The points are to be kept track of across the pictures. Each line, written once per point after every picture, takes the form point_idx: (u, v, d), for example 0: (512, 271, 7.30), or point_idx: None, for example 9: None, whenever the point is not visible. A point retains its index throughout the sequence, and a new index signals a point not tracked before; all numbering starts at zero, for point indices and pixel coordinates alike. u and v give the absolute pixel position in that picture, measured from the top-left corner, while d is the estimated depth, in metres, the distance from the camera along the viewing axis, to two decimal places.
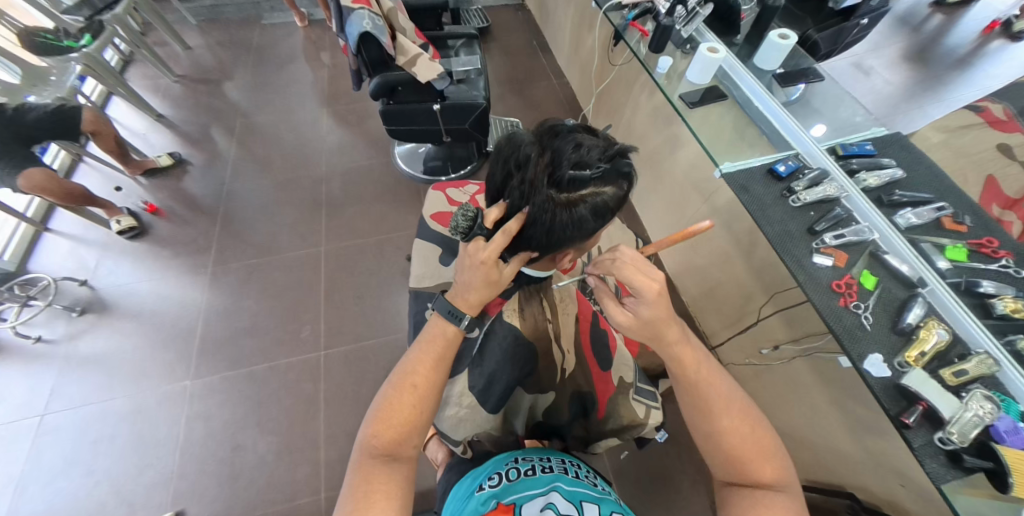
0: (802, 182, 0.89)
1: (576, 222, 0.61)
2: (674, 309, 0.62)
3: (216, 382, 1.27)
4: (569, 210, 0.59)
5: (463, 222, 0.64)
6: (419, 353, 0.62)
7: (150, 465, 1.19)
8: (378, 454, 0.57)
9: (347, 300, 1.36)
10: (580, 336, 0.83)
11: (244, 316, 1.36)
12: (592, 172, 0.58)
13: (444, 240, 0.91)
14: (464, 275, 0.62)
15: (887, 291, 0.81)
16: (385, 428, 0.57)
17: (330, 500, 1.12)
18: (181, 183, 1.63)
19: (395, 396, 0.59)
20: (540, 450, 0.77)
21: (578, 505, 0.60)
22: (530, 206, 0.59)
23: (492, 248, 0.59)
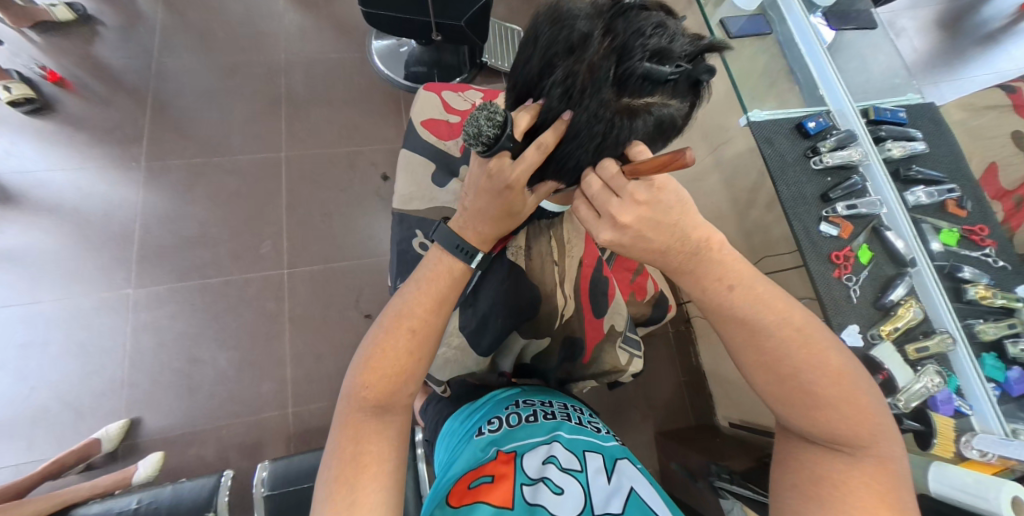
0: (828, 142, 0.86)
1: (635, 139, 0.47)
2: (652, 242, 0.47)
3: (163, 293, 1.16)
4: (632, 121, 0.44)
5: (489, 130, 0.45)
6: (418, 292, 0.55)
7: (93, 373, 1.11)
8: (365, 407, 0.52)
9: (314, 215, 1.24)
10: (581, 281, 0.81)
11: (190, 222, 1.21)
12: (670, 70, 0.44)
13: (440, 156, 0.79)
14: (478, 202, 0.53)
15: (879, 268, 0.83)
16: (375, 379, 0.52)
17: (297, 416, 1.12)
18: (90, 47, 1.32)
19: (387, 342, 0.53)
20: (540, 392, 0.77)
21: (581, 456, 0.60)
22: (581, 110, 0.43)
23: (522, 169, 0.45)
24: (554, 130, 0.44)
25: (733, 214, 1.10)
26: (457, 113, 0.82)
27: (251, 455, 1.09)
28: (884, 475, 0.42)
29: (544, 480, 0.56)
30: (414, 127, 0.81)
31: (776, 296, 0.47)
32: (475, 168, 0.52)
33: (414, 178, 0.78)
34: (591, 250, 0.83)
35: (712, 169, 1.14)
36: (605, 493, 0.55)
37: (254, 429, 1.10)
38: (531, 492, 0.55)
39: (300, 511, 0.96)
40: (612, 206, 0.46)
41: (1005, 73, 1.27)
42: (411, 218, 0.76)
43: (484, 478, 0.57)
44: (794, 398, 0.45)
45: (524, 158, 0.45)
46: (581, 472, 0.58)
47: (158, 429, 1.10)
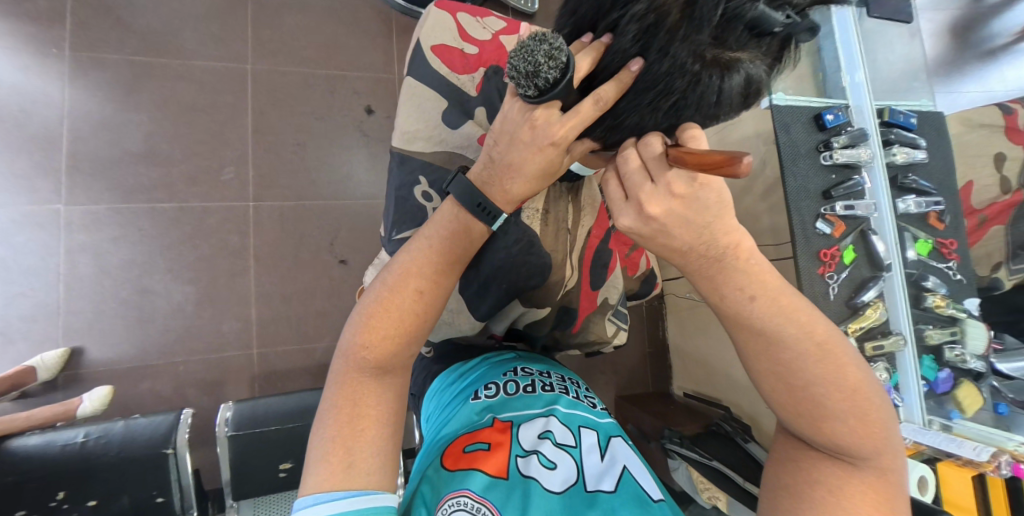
0: (841, 139, 0.88)
1: (715, 99, 0.37)
2: (681, 238, 0.44)
3: (104, 213, 1.02)
4: (723, 78, 0.35)
5: (547, 73, 0.35)
6: (427, 248, 0.49)
7: (22, 294, 0.99)
8: (363, 367, 0.48)
9: (285, 143, 1.11)
10: (586, 252, 0.77)
11: (134, 133, 1.04)
12: (787, 15, 0.33)
13: (451, 91, 0.66)
14: (511, 157, 0.44)
15: (857, 270, 0.88)
16: (376, 339, 0.48)
17: (262, 357, 1.07)
18: None
19: (391, 299, 0.48)
20: (537, 360, 0.78)
21: (576, 432, 0.61)
22: (661, 57, 0.34)
23: (571, 125, 0.39)
24: (617, 84, 0.36)
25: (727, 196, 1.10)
26: (473, 42, 0.69)
27: (211, 392, 1.05)
28: (882, 484, 0.46)
29: (537, 454, 0.57)
30: (422, 52, 0.67)
31: (801, 310, 0.47)
32: (515, 115, 0.42)
33: (420, 113, 0.66)
34: (601, 222, 0.80)
35: None
36: (597, 470, 0.57)
37: (214, 367, 1.05)
38: (524, 465, 0.56)
39: (264, 454, 0.94)
40: (642, 192, 0.41)
41: (994, 94, 1.32)
42: (413, 161, 0.66)
43: (479, 445, 0.57)
44: (804, 408, 0.47)
45: (576, 111, 0.38)
46: (575, 448, 0.59)
47: (105, 359, 1.01)
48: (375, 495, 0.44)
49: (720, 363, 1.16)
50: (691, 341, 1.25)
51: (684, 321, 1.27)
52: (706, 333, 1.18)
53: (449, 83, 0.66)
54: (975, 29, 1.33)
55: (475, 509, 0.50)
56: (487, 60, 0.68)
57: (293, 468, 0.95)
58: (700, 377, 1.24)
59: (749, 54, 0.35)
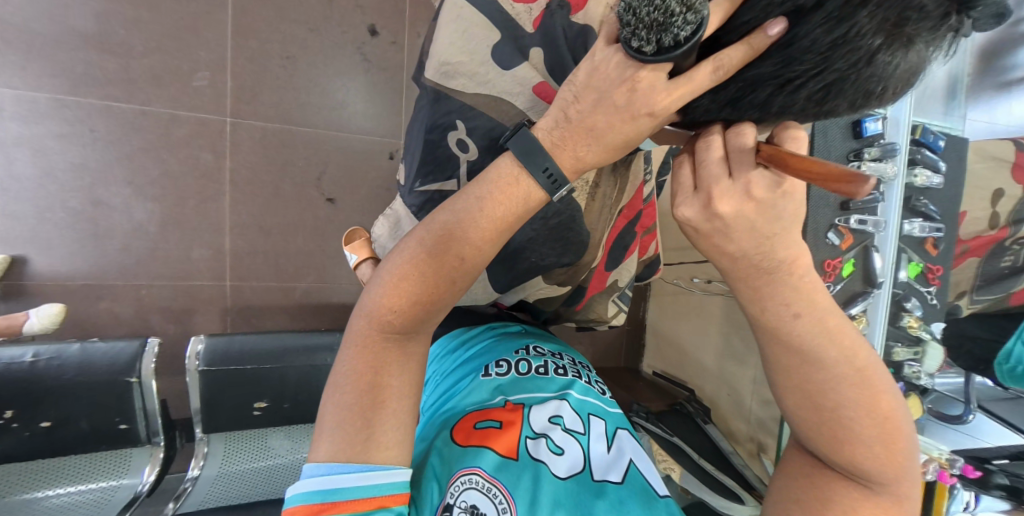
0: (875, 150, 0.85)
1: (873, 85, 0.29)
2: (743, 241, 0.37)
3: (45, 104, 0.86)
4: (896, 58, 0.27)
5: (678, 23, 0.27)
6: (476, 200, 0.38)
7: None
8: (387, 336, 0.41)
9: (271, 51, 0.95)
10: (611, 233, 0.72)
11: (81, 6, 0.85)
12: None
13: (502, 33, 0.51)
14: (593, 120, 0.34)
15: (850, 283, 0.91)
16: (402, 303, 0.40)
17: (235, 291, 1.00)
18: None
19: (424, 262, 0.39)
20: (548, 341, 0.73)
21: (586, 419, 0.58)
22: (834, 24, 0.26)
23: (677, 95, 0.32)
24: (745, 50, 0.29)
25: None
26: None
27: (177, 320, 0.98)
28: (893, 508, 0.46)
29: (547, 438, 0.54)
30: None
31: (845, 330, 0.43)
32: (610, 68, 0.32)
33: (464, 43, 0.51)
34: (635, 203, 0.74)
35: None
36: (603, 461, 0.54)
37: (183, 295, 0.98)
38: (533, 448, 0.53)
39: (237, 394, 0.90)
40: (716, 186, 0.34)
41: (995, 127, 1.32)
42: (452, 101, 0.53)
43: (490, 423, 0.55)
44: (827, 428, 0.45)
45: (689, 78, 0.31)
46: (583, 435, 0.56)
47: (52, 272, 0.91)
48: (393, 469, 0.41)
49: (697, 349, 1.21)
50: (670, 324, 1.29)
51: (668, 304, 1.30)
52: (690, 320, 1.22)
53: (501, 11, 0.50)
54: (1001, 54, 1.28)
55: (486, 489, 0.49)
56: None
57: (268, 407, 0.93)
58: (671, 357, 1.31)
59: (936, 34, 0.27)
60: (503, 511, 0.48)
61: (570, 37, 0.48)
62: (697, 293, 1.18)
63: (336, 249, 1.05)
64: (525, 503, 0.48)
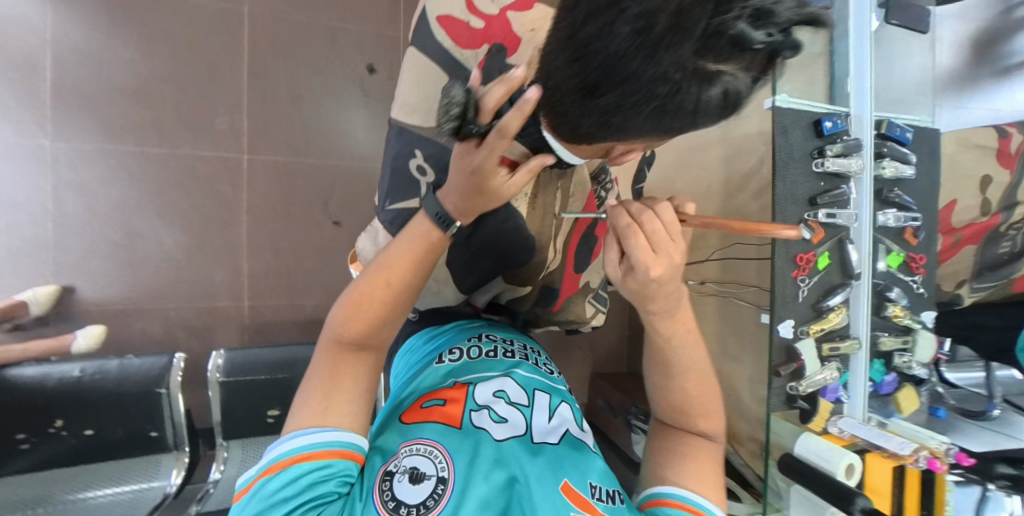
0: (836, 147, 0.89)
1: (693, 112, 0.33)
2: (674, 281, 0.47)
3: (90, 152, 1.00)
4: (701, 91, 0.32)
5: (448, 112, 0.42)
6: (400, 245, 0.47)
7: (11, 228, 0.98)
8: (349, 351, 0.47)
9: (279, 94, 1.08)
10: (573, 235, 0.78)
11: (121, 69, 1.00)
12: (764, 37, 0.30)
13: (449, 69, 0.59)
14: (454, 178, 0.45)
15: (828, 275, 0.94)
16: (355, 320, 0.46)
17: (252, 309, 1.10)
18: None
19: (366, 291, 0.47)
20: (504, 329, 0.77)
21: (530, 393, 0.62)
22: (644, 61, 0.30)
23: (485, 156, 0.41)
24: (518, 114, 0.37)
25: (721, 195, 1.13)
26: (480, 14, 0.59)
27: (201, 338, 1.08)
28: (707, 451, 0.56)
29: (489, 408, 0.58)
30: (426, 20, 0.61)
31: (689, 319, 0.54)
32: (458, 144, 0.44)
33: (425, 74, 0.60)
34: (592, 208, 0.78)
35: (715, 143, 1.11)
36: (544, 427, 0.58)
37: (205, 314, 1.08)
38: (476, 418, 0.56)
39: (252, 400, 0.99)
40: (676, 247, 0.44)
41: (1001, 113, 1.30)
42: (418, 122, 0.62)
43: (435, 401, 0.58)
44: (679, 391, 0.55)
45: (483, 144, 0.41)
46: (527, 407, 0.60)
47: (96, 298, 1.03)
48: (338, 427, 0.45)
49: None
50: None
51: None
52: None
53: (452, 57, 0.59)
54: (994, 45, 1.34)
55: (427, 452, 0.51)
56: (493, 33, 0.58)
57: (279, 414, 1.01)
58: None
59: (727, 73, 0.32)
60: (442, 470, 0.49)
61: (501, 75, 0.54)
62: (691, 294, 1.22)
63: (341, 267, 1.15)
64: (462, 461, 0.50)
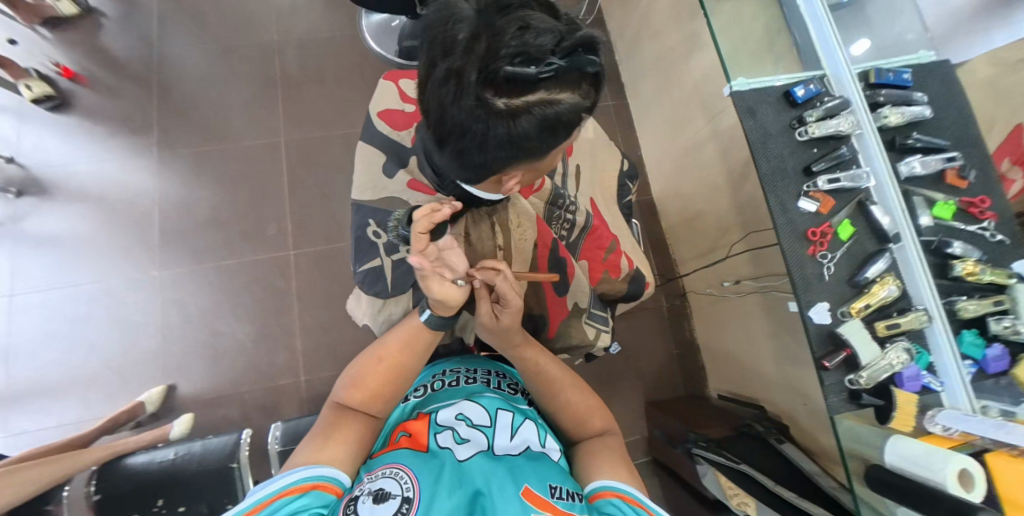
0: (816, 112, 0.84)
1: (516, 139, 0.45)
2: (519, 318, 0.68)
3: (184, 273, 1.27)
4: (510, 124, 0.43)
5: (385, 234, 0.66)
6: (396, 333, 0.67)
7: (134, 344, 1.25)
8: (352, 410, 0.61)
9: (313, 197, 1.32)
10: (536, 260, 0.83)
11: (201, 207, 1.30)
12: (540, 71, 0.42)
13: (391, 146, 0.76)
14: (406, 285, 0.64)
15: (858, 244, 0.83)
16: (359, 389, 0.63)
17: (309, 383, 1.23)
18: (98, 39, 1.37)
19: (370, 367, 0.65)
20: (476, 360, 0.78)
21: (493, 413, 0.63)
22: (458, 110, 0.43)
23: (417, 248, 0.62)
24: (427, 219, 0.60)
25: (729, 189, 1.11)
26: (411, 101, 0.78)
27: (270, 416, 1.22)
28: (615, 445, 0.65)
29: (451, 430, 0.60)
30: (370, 119, 0.78)
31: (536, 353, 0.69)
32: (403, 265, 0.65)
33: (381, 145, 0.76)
34: (545, 231, 0.82)
35: (709, 139, 1.14)
36: (506, 445, 0.60)
37: (272, 393, 1.23)
38: (439, 440, 0.59)
39: None
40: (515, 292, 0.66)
41: None
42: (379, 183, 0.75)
43: (399, 433, 0.61)
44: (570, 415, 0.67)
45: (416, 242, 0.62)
46: (489, 427, 0.61)
47: (191, 393, 1.23)
48: (315, 466, 0.52)
49: (750, 356, 1.17)
50: (720, 338, 1.28)
51: (711, 316, 1.30)
52: (736, 324, 1.19)
53: (391, 140, 0.77)
54: None
55: (394, 473, 0.53)
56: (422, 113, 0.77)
57: None
58: (734, 374, 1.25)
59: (528, 105, 0.44)
60: (407, 490, 0.51)
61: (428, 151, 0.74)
62: (730, 296, 1.19)
63: None
64: (426, 477, 0.52)
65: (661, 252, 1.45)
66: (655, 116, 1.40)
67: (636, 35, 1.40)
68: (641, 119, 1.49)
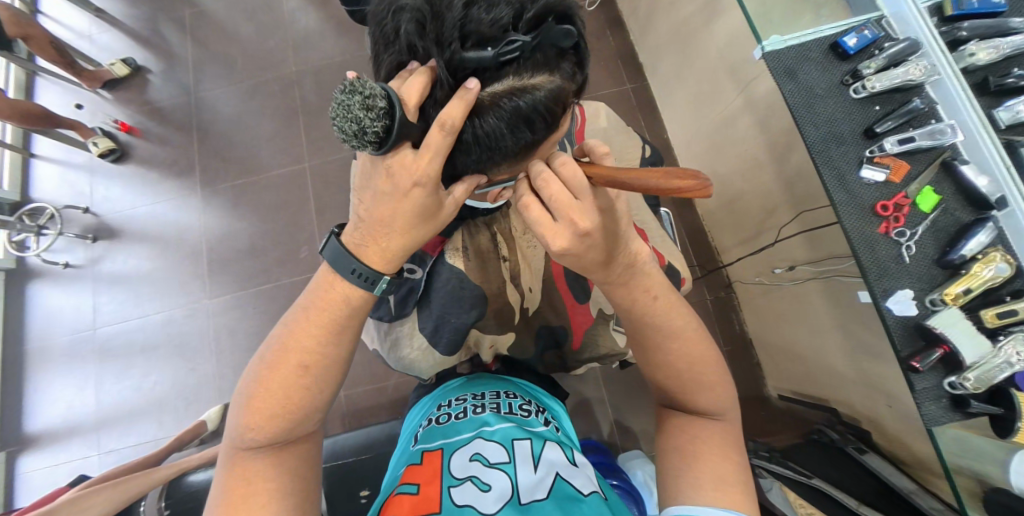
0: (875, 62, 0.69)
1: (488, 137, 0.45)
2: (608, 242, 0.47)
3: (232, 299, 1.35)
4: (476, 121, 0.43)
5: (367, 119, 0.39)
6: (297, 326, 0.53)
7: (193, 369, 1.33)
8: (251, 450, 0.53)
9: (340, 218, 1.37)
10: (548, 269, 0.81)
11: (243, 236, 1.39)
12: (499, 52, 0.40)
13: None
14: (380, 213, 0.47)
15: (946, 213, 0.67)
16: (257, 418, 0.52)
17: (348, 399, 1.27)
18: (146, 94, 1.51)
19: (270, 382, 0.53)
20: (481, 381, 0.74)
21: (510, 446, 0.58)
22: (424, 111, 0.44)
23: (428, 156, 0.42)
24: (461, 102, 0.40)
25: (772, 163, 0.97)
26: None
27: None
28: (728, 437, 0.55)
29: (471, 479, 0.54)
30: None
31: (673, 307, 0.55)
32: (384, 183, 0.44)
33: None
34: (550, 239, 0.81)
35: (743, 111, 1.01)
36: (531, 481, 0.54)
37: None
38: (457, 495, 0.53)
39: (349, 481, 1.04)
40: (573, 210, 0.44)
41: None
42: None
43: (408, 486, 0.55)
44: (689, 379, 0.56)
45: (427, 145, 0.42)
46: (508, 464, 0.56)
47: None
48: None
49: (810, 353, 1.03)
50: (777, 333, 1.13)
51: (764, 308, 1.15)
52: (791, 318, 1.05)
53: None
54: None
55: None
56: None
57: (371, 494, 1.04)
58: (796, 373, 1.10)
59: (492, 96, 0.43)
60: None
61: None
62: (784, 284, 1.05)
63: None
64: None
65: (700, 239, 1.32)
66: (678, 96, 1.29)
67: (650, 12, 1.30)
68: (663, 103, 1.38)
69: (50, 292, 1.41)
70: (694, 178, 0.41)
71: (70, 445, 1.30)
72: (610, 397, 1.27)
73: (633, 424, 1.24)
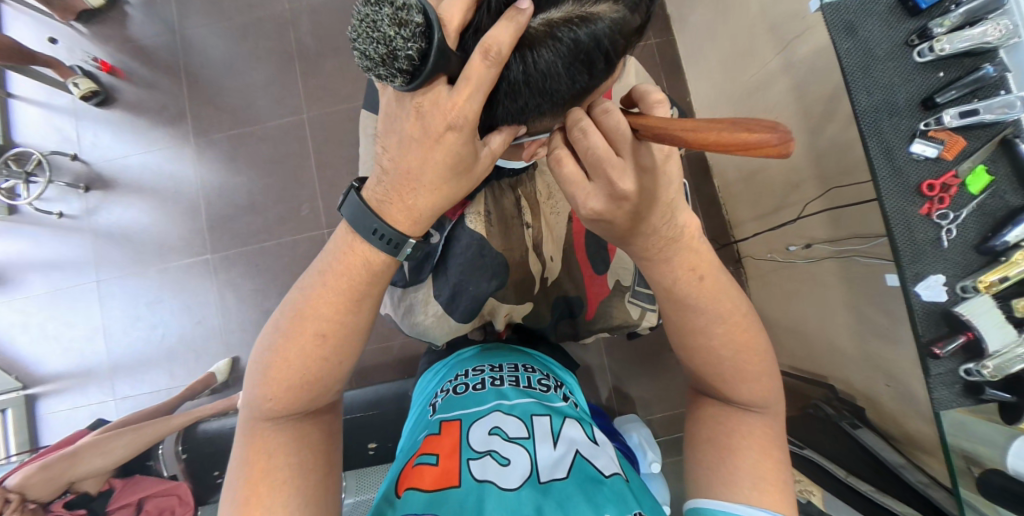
0: (949, 20, 0.62)
1: (540, 76, 0.39)
2: (653, 212, 0.44)
3: (234, 256, 1.33)
4: (529, 54, 0.38)
5: (400, 38, 0.33)
6: (316, 294, 0.51)
7: (199, 322, 1.33)
8: (268, 420, 0.53)
9: (342, 176, 1.32)
10: (571, 239, 0.79)
11: (240, 192, 1.34)
12: None
13: None
14: (409, 165, 0.43)
15: (994, 196, 0.63)
16: (274, 388, 0.52)
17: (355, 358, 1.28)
18: (127, 29, 1.39)
19: (288, 350, 0.52)
20: (499, 353, 0.74)
21: (529, 422, 0.58)
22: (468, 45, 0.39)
23: (467, 93, 0.37)
24: (510, 25, 0.34)
25: (803, 132, 0.91)
26: None
27: None
28: (768, 430, 0.55)
29: (491, 453, 0.55)
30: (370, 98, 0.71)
31: (721, 297, 0.52)
32: (415, 130, 0.41)
33: None
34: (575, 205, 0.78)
35: (779, 74, 0.93)
36: (550, 458, 0.55)
37: None
38: (477, 469, 0.53)
39: (358, 434, 1.08)
40: (613, 168, 0.40)
41: None
42: None
43: (427, 457, 0.55)
44: (736, 373, 0.54)
45: (466, 79, 0.37)
46: (528, 440, 0.56)
47: None
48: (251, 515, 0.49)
49: (816, 330, 1.02)
50: (783, 306, 1.12)
51: (773, 282, 1.13)
52: (801, 296, 1.04)
53: None
54: None
55: None
56: None
57: (379, 447, 1.08)
58: (799, 346, 1.10)
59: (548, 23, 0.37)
60: None
61: None
62: (799, 262, 1.01)
63: None
64: None
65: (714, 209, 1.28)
66: (706, 50, 1.18)
67: None
68: (688, 58, 1.27)
69: (47, 242, 1.37)
70: (765, 129, 0.33)
71: (84, 392, 1.33)
72: (613, 362, 1.28)
73: (632, 390, 1.27)
